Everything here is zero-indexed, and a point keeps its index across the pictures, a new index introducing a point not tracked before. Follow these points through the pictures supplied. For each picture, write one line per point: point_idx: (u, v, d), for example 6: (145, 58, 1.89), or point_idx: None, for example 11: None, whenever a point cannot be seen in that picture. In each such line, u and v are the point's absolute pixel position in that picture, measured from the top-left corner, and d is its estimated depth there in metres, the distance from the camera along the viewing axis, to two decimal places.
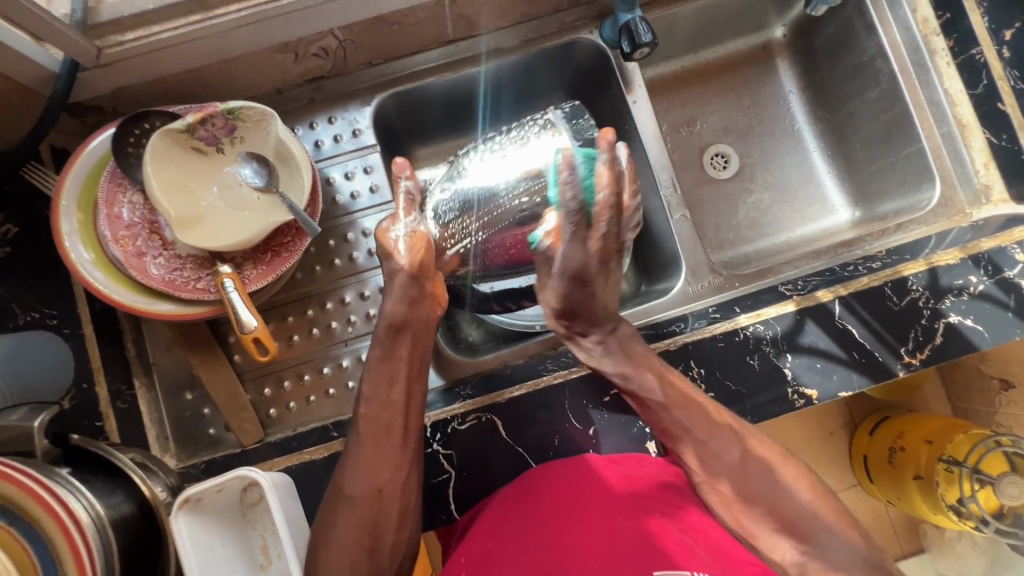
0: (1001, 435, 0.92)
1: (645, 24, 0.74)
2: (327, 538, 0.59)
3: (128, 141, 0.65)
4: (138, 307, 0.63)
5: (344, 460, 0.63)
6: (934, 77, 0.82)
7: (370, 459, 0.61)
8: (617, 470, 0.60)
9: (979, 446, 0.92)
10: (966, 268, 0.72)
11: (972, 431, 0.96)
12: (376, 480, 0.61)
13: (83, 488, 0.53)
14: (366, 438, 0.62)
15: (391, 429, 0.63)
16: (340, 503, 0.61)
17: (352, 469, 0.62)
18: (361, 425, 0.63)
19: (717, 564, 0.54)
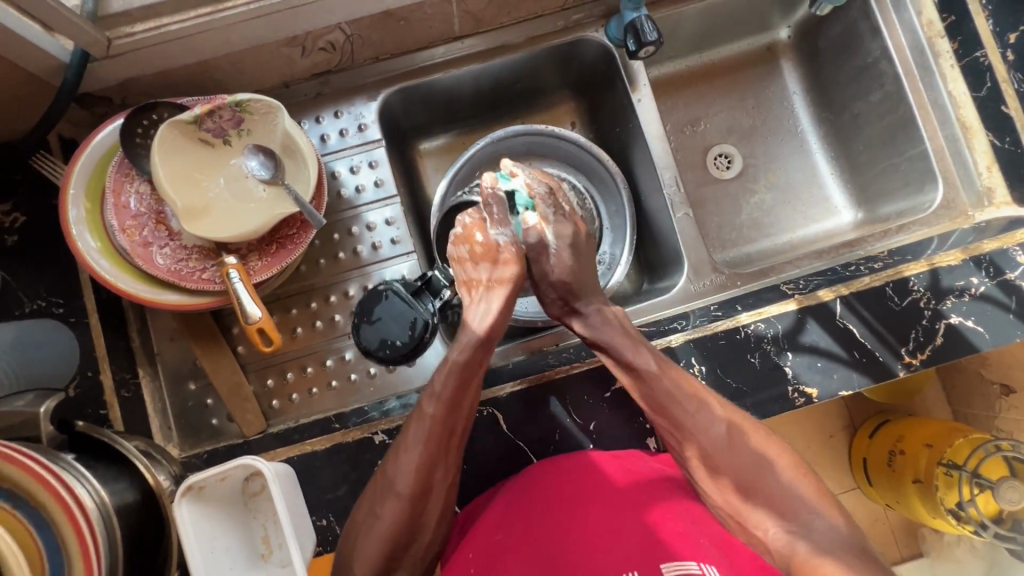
0: (1001, 440, 0.93)
1: (651, 23, 0.75)
2: (364, 531, 0.57)
3: (135, 131, 0.66)
4: (144, 296, 0.64)
5: (399, 453, 0.59)
6: (938, 79, 0.82)
7: (432, 457, 0.58)
8: (619, 464, 0.61)
9: (979, 451, 0.92)
10: (968, 270, 0.72)
11: (972, 435, 0.96)
12: (430, 480, 0.58)
13: (88, 475, 0.53)
14: (429, 436, 0.59)
15: (453, 432, 0.60)
16: (388, 498, 0.57)
17: (406, 467, 0.58)
18: (425, 421, 0.60)
19: (722, 556, 0.54)
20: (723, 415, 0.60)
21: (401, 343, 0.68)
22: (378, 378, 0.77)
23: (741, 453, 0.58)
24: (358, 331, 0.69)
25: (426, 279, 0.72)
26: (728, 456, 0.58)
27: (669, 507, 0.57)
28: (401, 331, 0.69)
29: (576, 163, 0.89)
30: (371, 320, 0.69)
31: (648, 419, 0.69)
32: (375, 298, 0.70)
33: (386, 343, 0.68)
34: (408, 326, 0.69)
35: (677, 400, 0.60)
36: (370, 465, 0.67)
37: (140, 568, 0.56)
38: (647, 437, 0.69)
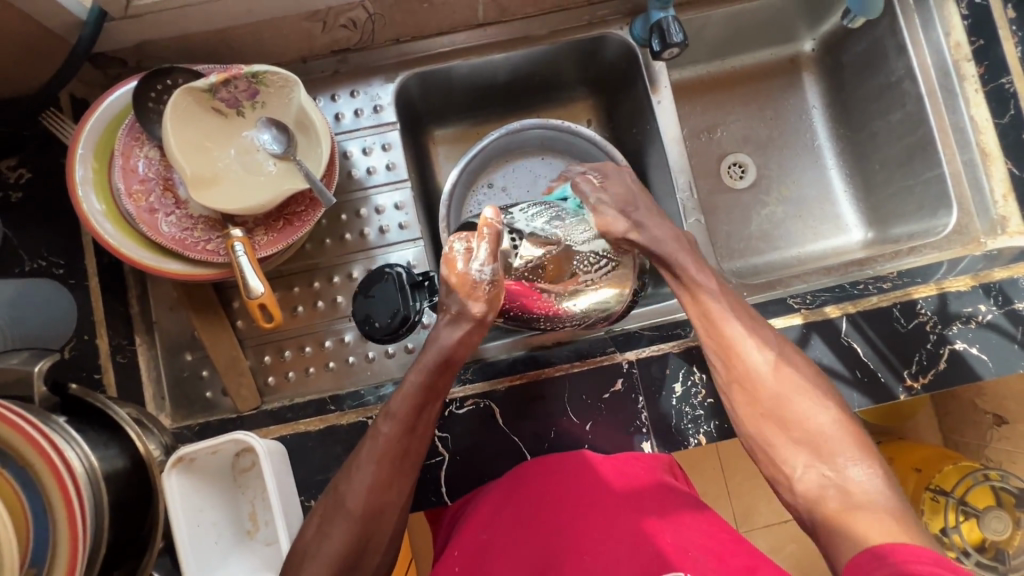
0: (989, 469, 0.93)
1: (677, 24, 0.74)
2: (315, 546, 0.56)
3: (149, 95, 0.65)
4: (145, 262, 0.63)
5: (352, 471, 0.59)
6: (961, 103, 0.80)
7: (384, 477, 0.59)
8: (614, 468, 0.61)
9: (967, 478, 0.92)
10: (976, 296, 0.72)
11: (962, 462, 0.96)
12: (383, 503, 0.58)
13: (78, 437, 0.53)
14: (381, 459, 0.59)
15: (405, 454, 0.60)
16: (340, 516, 0.57)
17: (357, 485, 0.58)
18: (378, 444, 0.60)
19: (714, 562, 0.51)
20: (771, 350, 0.63)
21: (381, 327, 0.67)
22: (377, 363, 0.76)
23: (783, 383, 0.61)
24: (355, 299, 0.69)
25: (426, 276, 0.72)
26: (774, 387, 0.61)
27: (664, 509, 0.56)
28: (384, 316, 0.67)
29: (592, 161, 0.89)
30: (367, 293, 0.68)
31: (645, 422, 0.68)
32: (378, 275, 0.69)
33: (368, 321, 0.68)
34: (391, 315, 0.67)
35: (732, 318, 0.64)
36: None
37: (125, 534, 0.56)
38: (643, 441, 0.68)
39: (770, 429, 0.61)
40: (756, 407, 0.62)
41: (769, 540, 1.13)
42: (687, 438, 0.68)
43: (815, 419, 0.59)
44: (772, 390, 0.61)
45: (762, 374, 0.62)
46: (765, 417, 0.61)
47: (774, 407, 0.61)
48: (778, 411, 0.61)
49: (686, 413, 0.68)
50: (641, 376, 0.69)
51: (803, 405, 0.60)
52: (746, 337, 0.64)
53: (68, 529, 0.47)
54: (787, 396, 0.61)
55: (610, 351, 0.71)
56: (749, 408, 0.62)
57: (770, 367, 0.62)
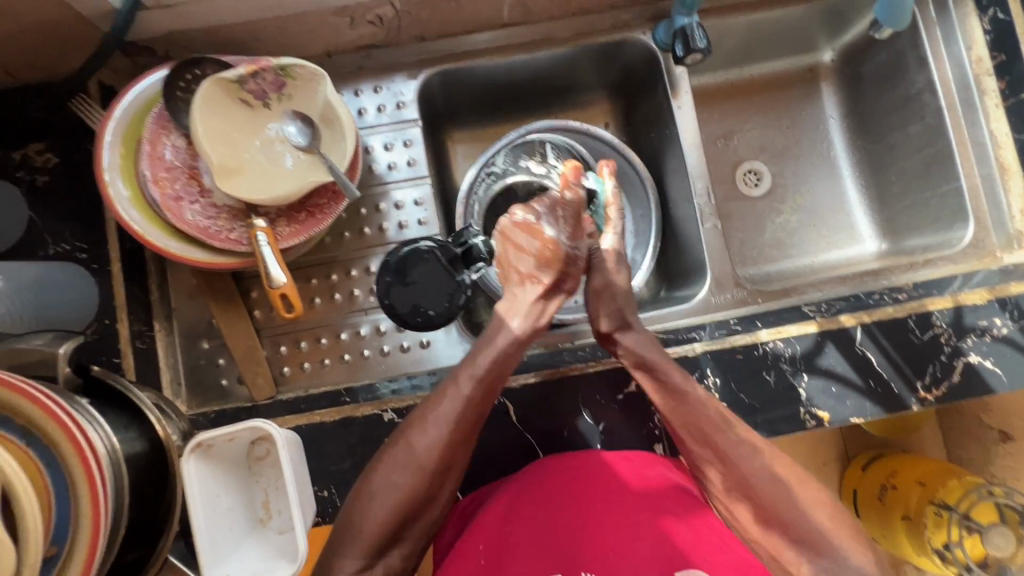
0: (993, 485, 0.92)
1: (701, 30, 0.74)
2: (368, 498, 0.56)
3: (178, 84, 0.66)
4: (169, 249, 0.63)
5: (428, 426, 0.58)
6: (981, 117, 0.82)
7: (457, 436, 0.59)
8: (632, 468, 0.60)
9: (971, 494, 0.92)
10: (992, 310, 0.72)
11: (965, 478, 0.96)
12: (450, 461, 0.59)
13: (100, 419, 0.53)
14: (460, 417, 0.59)
15: (479, 416, 0.61)
16: (410, 470, 0.57)
17: (434, 442, 0.58)
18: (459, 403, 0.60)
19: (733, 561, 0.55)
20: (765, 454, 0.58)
21: (435, 313, 0.69)
22: (391, 357, 0.77)
23: (781, 482, 0.57)
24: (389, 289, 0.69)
25: (468, 246, 0.70)
26: (779, 495, 0.56)
27: (680, 518, 0.57)
28: (437, 300, 0.69)
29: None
30: (407, 282, 0.69)
31: (658, 424, 0.69)
32: (415, 258, 0.69)
33: (418, 309, 0.69)
34: (446, 297, 0.69)
35: (719, 427, 0.60)
36: (377, 441, 0.67)
37: (141, 517, 0.56)
38: (655, 443, 0.69)
39: (774, 539, 0.56)
40: (758, 512, 0.57)
41: None
42: None
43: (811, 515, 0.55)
44: (772, 496, 0.56)
45: (763, 477, 0.57)
46: (767, 524, 0.56)
47: (774, 511, 0.56)
48: (775, 521, 0.56)
49: None
50: None
51: (806, 511, 0.55)
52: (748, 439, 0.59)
53: (89, 512, 0.48)
54: (786, 500, 0.56)
55: None
56: (747, 513, 0.57)
57: (768, 469, 0.57)
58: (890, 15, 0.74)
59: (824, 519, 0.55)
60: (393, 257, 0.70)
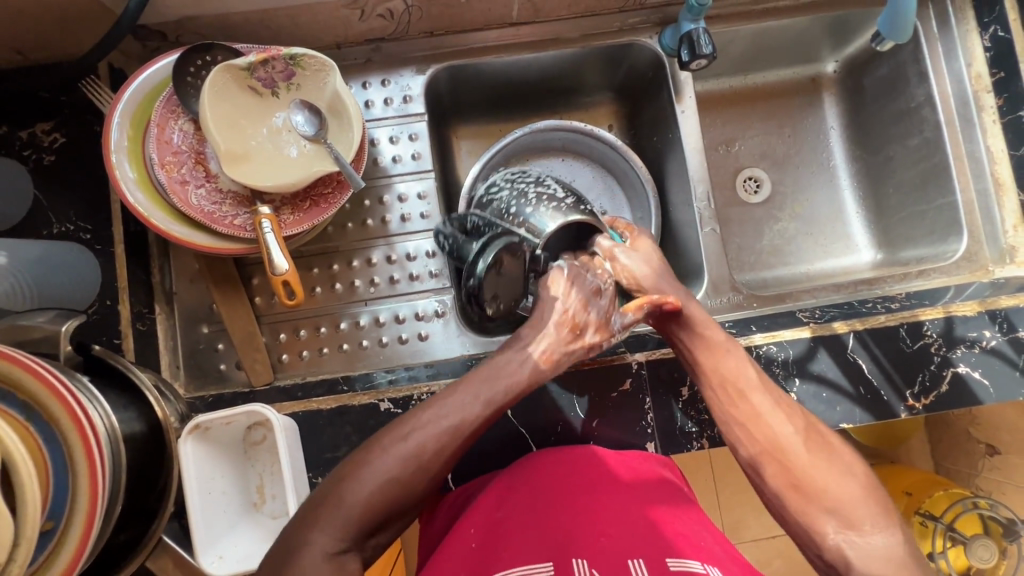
0: (978, 498, 0.95)
1: (707, 36, 0.75)
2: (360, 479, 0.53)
3: (188, 69, 0.66)
4: (175, 232, 0.64)
5: (434, 421, 0.56)
6: (978, 133, 0.83)
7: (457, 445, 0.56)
8: (623, 461, 0.62)
9: (957, 505, 0.94)
10: (982, 322, 0.73)
11: (952, 489, 0.98)
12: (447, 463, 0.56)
13: (100, 398, 0.54)
14: (462, 425, 0.57)
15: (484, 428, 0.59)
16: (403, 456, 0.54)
17: (433, 438, 0.55)
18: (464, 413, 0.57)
19: (727, 558, 0.54)
20: (801, 421, 0.60)
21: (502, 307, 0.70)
22: (389, 348, 0.77)
23: (818, 453, 0.58)
24: (486, 274, 0.65)
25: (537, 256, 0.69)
26: (800, 458, 0.58)
27: (670, 510, 0.58)
28: (508, 297, 0.69)
29: (611, 166, 0.91)
30: (500, 273, 0.66)
31: (650, 423, 0.70)
32: (511, 251, 0.66)
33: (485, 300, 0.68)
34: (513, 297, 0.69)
35: (757, 391, 0.62)
36: (373, 430, 0.68)
37: (136, 497, 0.57)
38: (647, 442, 0.69)
39: (797, 503, 0.56)
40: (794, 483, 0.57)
41: (756, 552, 1.17)
42: (691, 441, 0.70)
43: (827, 475, 0.56)
44: (790, 459, 0.58)
45: (780, 440, 0.59)
46: (791, 490, 0.57)
47: (810, 477, 0.56)
48: (791, 483, 0.57)
49: (690, 418, 0.70)
50: (649, 377, 0.70)
51: (823, 472, 0.56)
52: (767, 409, 0.61)
53: (87, 490, 0.48)
54: (819, 467, 0.57)
55: (621, 351, 0.72)
56: (781, 479, 0.58)
57: (799, 436, 0.59)
58: (891, 27, 0.75)
59: (843, 481, 0.56)
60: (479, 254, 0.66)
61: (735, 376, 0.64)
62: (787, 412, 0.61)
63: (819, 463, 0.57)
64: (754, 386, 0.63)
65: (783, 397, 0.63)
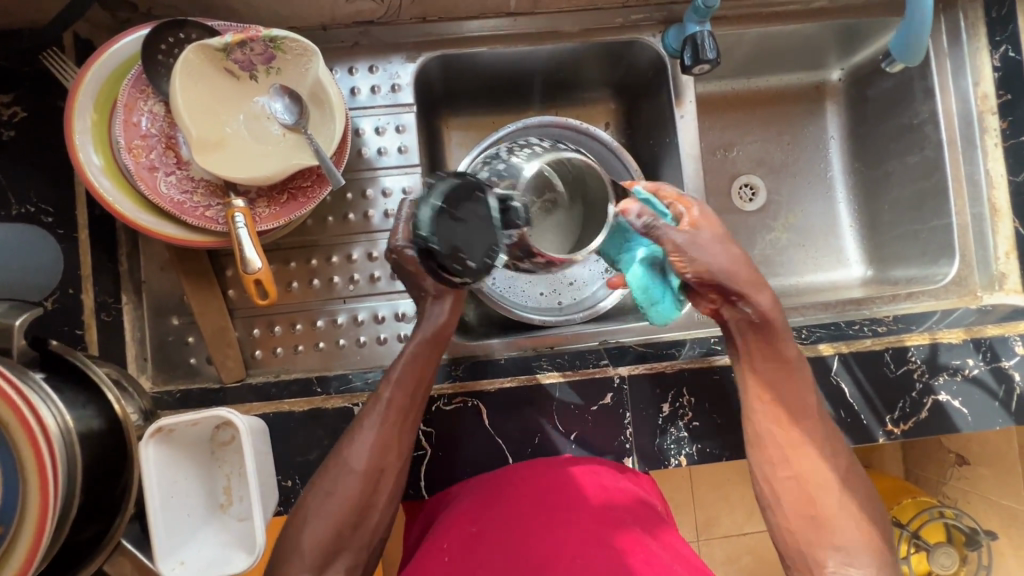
0: (945, 507, 0.95)
1: (711, 39, 0.72)
2: (358, 437, 0.57)
3: (159, 47, 0.61)
4: (142, 222, 0.61)
5: (348, 450, 0.57)
6: (979, 155, 0.82)
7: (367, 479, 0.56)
8: (593, 475, 0.62)
9: (924, 514, 0.96)
10: (966, 350, 0.72)
11: (920, 497, 0.99)
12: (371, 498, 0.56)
13: (53, 396, 0.52)
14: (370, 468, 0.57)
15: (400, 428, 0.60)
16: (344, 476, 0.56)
17: (346, 462, 0.57)
18: (416, 365, 0.61)
19: None
20: (838, 459, 0.60)
21: (475, 265, 0.44)
22: (367, 348, 0.75)
23: (845, 496, 0.58)
24: (434, 220, 0.44)
25: (505, 202, 0.48)
26: (828, 497, 0.58)
27: (638, 534, 0.57)
28: (477, 247, 0.44)
29: (602, 166, 0.87)
30: (454, 215, 0.44)
31: (629, 439, 0.69)
32: (465, 192, 0.45)
33: (455, 253, 0.44)
34: (485, 246, 0.44)
35: (808, 419, 0.61)
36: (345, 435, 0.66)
37: (91, 500, 0.55)
38: (625, 457, 0.68)
39: (806, 534, 0.57)
40: (808, 517, 0.58)
41: (725, 550, 1.19)
42: (669, 458, 0.69)
43: (845, 513, 0.57)
44: (816, 495, 0.58)
45: (816, 477, 0.59)
46: (802, 519, 0.58)
47: (824, 513, 0.57)
48: (809, 515, 0.58)
49: (670, 434, 0.69)
50: (631, 392, 0.69)
51: (843, 513, 0.57)
52: (813, 441, 0.60)
53: (38, 497, 0.46)
54: (837, 505, 0.57)
55: (603, 364, 0.71)
56: (796, 510, 0.58)
57: (835, 475, 0.59)
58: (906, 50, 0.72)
59: (858, 523, 0.57)
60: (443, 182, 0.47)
61: (795, 399, 0.61)
62: (832, 450, 0.60)
63: (837, 501, 0.58)
64: (811, 414, 0.61)
65: (831, 430, 0.62)
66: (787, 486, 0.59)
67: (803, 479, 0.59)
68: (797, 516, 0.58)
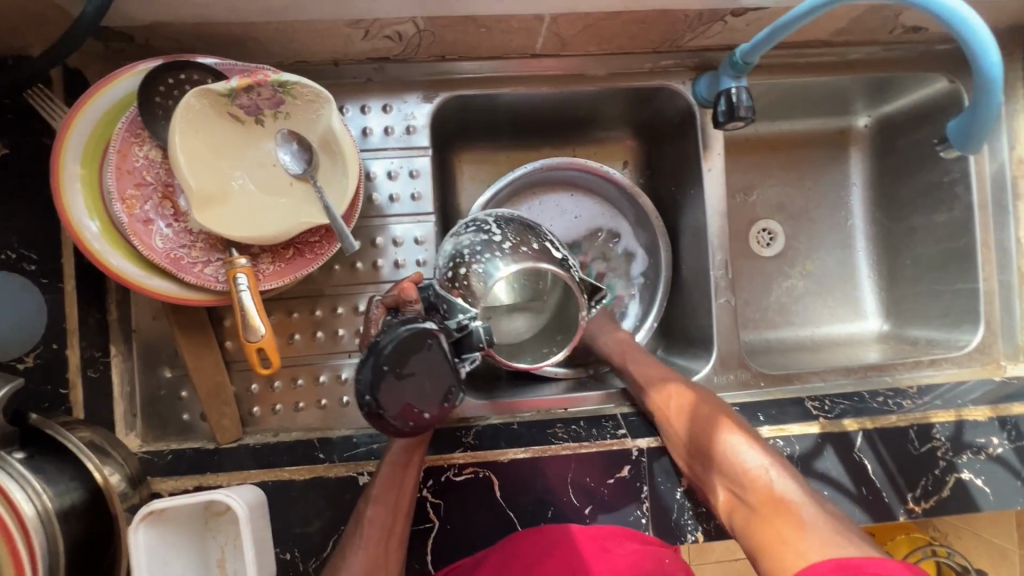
0: (940, 545, 0.92)
1: (747, 95, 0.68)
2: (342, 568, 0.56)
3: (158, 89, 0.56)
4: (135, 280, 0.56)
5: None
6: (1010, 222, 0.80)
7: None
8: (599, 547, 0.60)
9: (917, 551, 0.92)
10: (991, 428, 0.71)
11: (913, 532, 0.97)
12: None
13: (28, 477, 0.48)
14: None
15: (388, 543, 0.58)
16: None
17: None
18: (394, 481, 0.60)
19: None
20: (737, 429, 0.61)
21: (432, 415, 0.46)
22: None
23: (716, 453, 0.60)
24: (377, 383, 0.45)
25: (464, 330, 0.51)
26: (717, 454, 0.60)
27: None
28: (433, 399, 0.46)
29: (615, 205, 0.86)
30: (400, 373, 0.45)
31: (645, 514, 0.66)
32: (416, 345, 0.45)
33: (410, 409, 0.45)
34: (442, 396, 0.46)
35: (715, 409, 0.63)
36: (348, 506, 0.62)
37: None
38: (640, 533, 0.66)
39: (732, 501, 0.58)
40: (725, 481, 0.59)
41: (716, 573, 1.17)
42: (685, 534, 0.66)
43: (744, 469, 0.58)
44: (726, 461, 0.59)
45: (703, 440, 0.61)
46: (730, 482, 0.58)
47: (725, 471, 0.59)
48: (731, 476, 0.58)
49: (687, 509, 0.66)
50: (649, 465, 0.67)
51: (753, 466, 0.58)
52: (710, 418, 0.62)
53: None
54: (719, 457, 0.59)
55: (621, 434, 0.68)
56: (718, 479, 0.59)
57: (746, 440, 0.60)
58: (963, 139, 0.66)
59: (729, 473, 0.58)
60: (387, 339, 0.45)
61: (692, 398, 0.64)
62: (726, 423, 0.62)
63: (735, 457, 0.59)
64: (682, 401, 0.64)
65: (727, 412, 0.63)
66: (705, 457, 0.61)
67: (703, 446, 0.61)
68: (719, 481, 0.59)
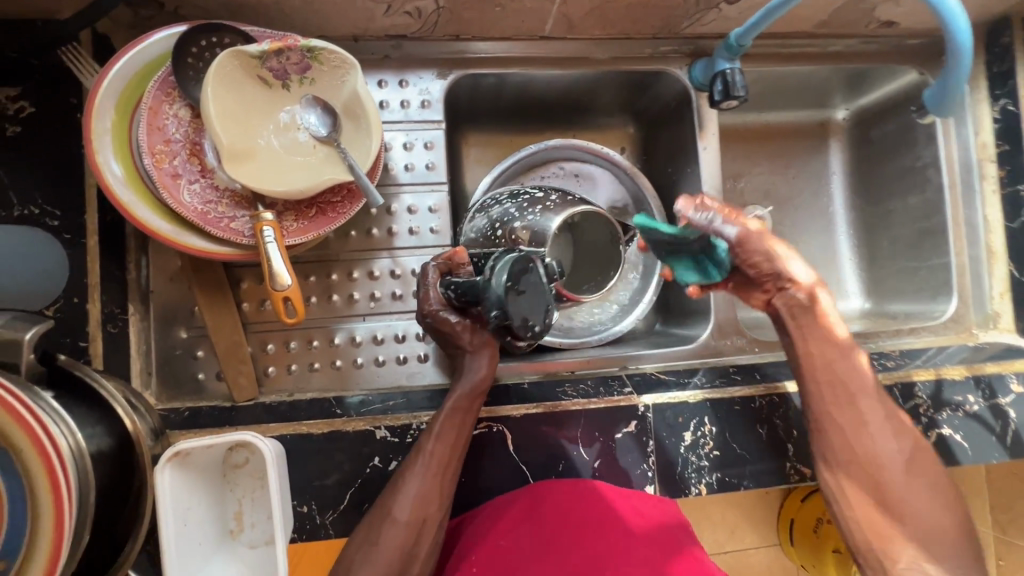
0: None
1: (741, 77, 0.74)
2: (402, 488, 0.57)
3: (190, 49, 0.59)
4: (164, 232, 0.57)
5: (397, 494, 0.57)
6: (977, 201, 0.87)
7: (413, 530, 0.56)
8: (621, 493, 0.64)
9: None
10: (967, 387, 0.76)
11: None
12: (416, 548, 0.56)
13: (64, 414, 0.48)
14: (415, 518, 0.57)
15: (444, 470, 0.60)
16: (387, 524, 0.56)
17: (399, 501, 0.57)
18: (455, 420, 0.61)
19: None
20: (909, 441, 0.61)
21: (541, 328, 0.50)
22: (386, 368, 0.73)
23: (919, 473, 0.59)
24: (502, 300, 0.48)
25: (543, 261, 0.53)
26: (892, 479, 0.59)
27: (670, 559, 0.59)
28: (540, 313, 0.49)
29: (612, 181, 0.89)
30: (518, 290, 0.48)
31: (651, 467, 0.69)
32: (523, 265, 0.49)
33: (528, 323, 0.49)
34: (545, 310, 0.50)
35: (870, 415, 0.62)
36: (366, 459, 0.64)
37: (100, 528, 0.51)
38: (647, 485, 0.68)
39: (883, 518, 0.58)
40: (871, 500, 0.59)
41: None
42: (690, 486, 0.69)
43: (941, 515, 0.57)
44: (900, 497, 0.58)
45: (880, 461, 0.60)
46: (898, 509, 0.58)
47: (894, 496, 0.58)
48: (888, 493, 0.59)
49: (691, 462, 0.69)
50: (654, 420, 0.69)
51: (915, 498, 0.58)
52: (875, 423, 0.61)
53: (52, 531, 0.43)
54: (905, 488, 0.58)
55: (627, 392, 0.71)
56: (861, 496, 0.59)
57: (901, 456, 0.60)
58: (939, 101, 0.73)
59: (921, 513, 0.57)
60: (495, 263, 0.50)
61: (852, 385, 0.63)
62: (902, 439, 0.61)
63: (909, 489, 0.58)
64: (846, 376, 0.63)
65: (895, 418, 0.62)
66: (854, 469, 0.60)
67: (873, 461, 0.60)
68: (861, 494, 0.59)
